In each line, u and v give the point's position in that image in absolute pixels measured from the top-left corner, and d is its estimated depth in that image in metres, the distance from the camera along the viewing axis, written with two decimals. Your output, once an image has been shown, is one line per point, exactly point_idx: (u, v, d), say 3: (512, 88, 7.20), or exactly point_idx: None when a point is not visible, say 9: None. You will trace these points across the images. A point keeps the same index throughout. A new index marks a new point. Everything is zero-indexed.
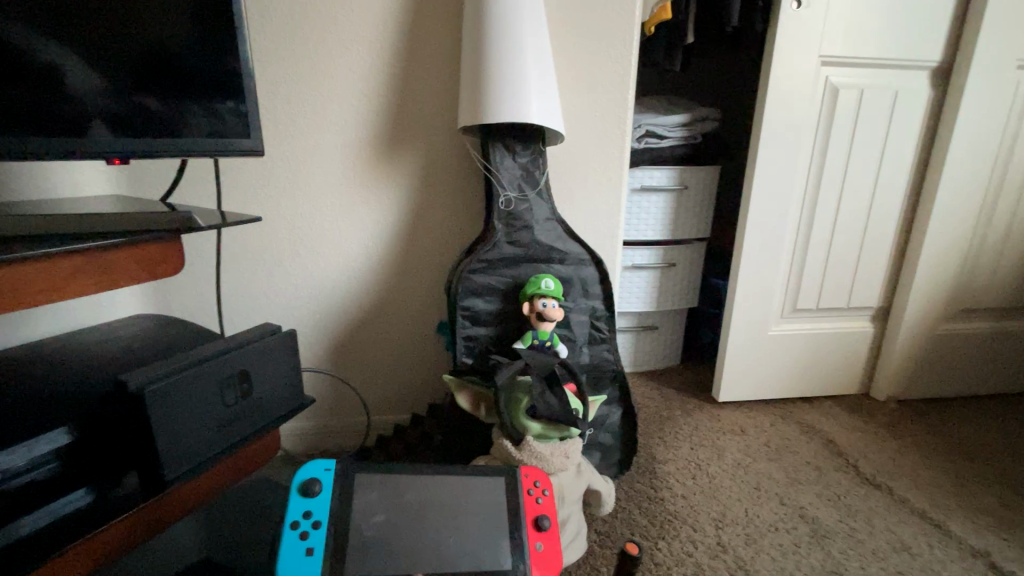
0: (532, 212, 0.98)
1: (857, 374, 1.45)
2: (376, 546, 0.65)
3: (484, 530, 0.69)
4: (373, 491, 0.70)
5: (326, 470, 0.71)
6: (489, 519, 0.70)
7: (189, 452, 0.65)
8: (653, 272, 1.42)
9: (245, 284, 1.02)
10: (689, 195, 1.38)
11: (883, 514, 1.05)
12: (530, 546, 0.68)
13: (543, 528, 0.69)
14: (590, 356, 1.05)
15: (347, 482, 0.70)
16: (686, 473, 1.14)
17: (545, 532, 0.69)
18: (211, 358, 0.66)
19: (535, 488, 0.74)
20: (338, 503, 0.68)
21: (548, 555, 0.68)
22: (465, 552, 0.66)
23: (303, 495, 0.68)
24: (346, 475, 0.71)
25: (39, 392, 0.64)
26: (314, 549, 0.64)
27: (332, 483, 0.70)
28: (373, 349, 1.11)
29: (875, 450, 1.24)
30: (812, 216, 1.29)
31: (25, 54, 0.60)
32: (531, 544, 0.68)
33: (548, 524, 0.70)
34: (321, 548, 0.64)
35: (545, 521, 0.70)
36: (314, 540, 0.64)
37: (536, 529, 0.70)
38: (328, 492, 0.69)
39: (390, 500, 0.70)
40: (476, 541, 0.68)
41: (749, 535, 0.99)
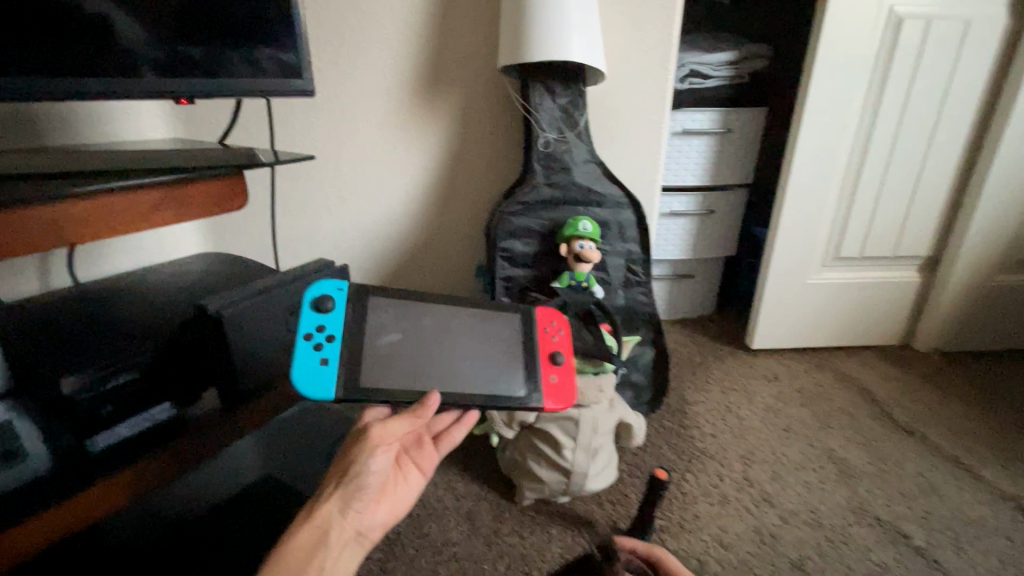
0: (571, 153, 0.98)
1: (899, 324, 1.42)
2: (389, 362, 0.64)
3: (499, 362, 0.69)
4: (388, 316, 0.67)
5: (338, 289, 0.65)
6: (504, 353, 0.70)
7: (258, 370, 0.73)
8: (690, 219, 1.41)
9: (295, 226, 1.08)
10: (733, 139, 1.34)
11: (913, 458, 1.06)
12: (546, 378, 0.70)
13: (558, 362, 0.71)
14: (626, 299, 1.07)
15: (361, 305, 0.66)
16: (716, 413, 1.17)
17: (560, 366, 0.71)
18: (275, 287, 0.72)
19: (549, 328, 0.75)
20: (352, 321, 0.64)
21: (561, 387, 0.69)
22: (481, 379, 0.67)
23: (316, 311, 0.63)
24: (362, 296, 0.66)
25: (130, 318, 0.73)
26: (330, 360, 0.61)
27: (345, 302, 0.65)
28: (414, 288, 1.16)
29: (911, 398, 1.24)
30: (863, 160, 1.24)
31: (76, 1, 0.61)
32: (547, 376, 0.70)
33: (561, 360, 0.72)
34: (336, 359, 0.61)
35: (559, 357, 0.72)
36: (330, 352, 0.61)
37: (551, 363, 0.71)
38: (341, 311, 0.64)
39: (405, 325, 0.68)
40: (492, 369, 0.68)
41: (776, 471, 1.02)
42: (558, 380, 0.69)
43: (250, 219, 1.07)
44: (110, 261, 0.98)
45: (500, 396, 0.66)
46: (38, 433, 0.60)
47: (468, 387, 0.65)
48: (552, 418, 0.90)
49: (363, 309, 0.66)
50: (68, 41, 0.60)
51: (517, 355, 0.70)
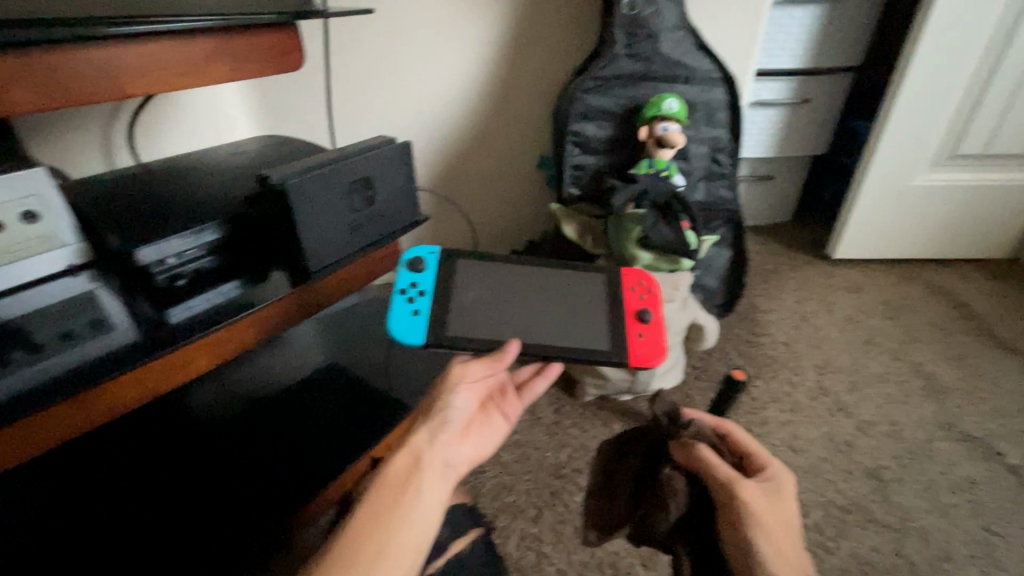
0: (660, 17, 0.84)
1: (1013, 236, 1.25)
2: (473, 316, 0.60)
3: (585, 320, 0.61)
4: (475, 272, 0.63)
5: (431, 253, 0.63)
6: (589, 307, 0.62)
7: (326, 252, 0.70)
8: (782, 109, 1.24)
9: (350, 110, 1.00)
10: (846, 9, 1.13)
11: (1013, 377, 0.97)
12: (631, 335, 0.59)
13: (645, 321, 0.60)
14: (706, 193, 0.97)
15: (451, 264, 0.63)
16: (790, 322, 1.10)
17: (650, 324, 0.60)
18: (338, 160, 0.68)
19: (637, 286, 0.64)
20: (444, 276, 0.62)
21: (649, 348, 0.59)
22: (565, 332, 0.59)
23: (410, 270, 0.62)
24: (452, 258, 0.63)
25: (188, 195, 0.70)
26: (421, 311, 0.60)
27: (437, 263, 0.63)
28: (473, 180, 1.10)
29: (1017, 315, 1.11)
30: (1015, 31, 1.01)
31: None
32: (632, 334, 0.60)
33: (651, 319, 0.61)
34: (428, 311, 0.60)
35: (647, 315, 0.61)
36: (422, 304, 0.60)
37: (637, 321, 0.61)
38: (433, 270, 0.62)
39: (491, 280, 0.63)
40: (576, 328, 0.60)
41: (854, 382, 0.96)
42: (646, 338, 0.59)
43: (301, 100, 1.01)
44: (167, 144, 0.96)
45: (580, 351, 0.58)
46: (120, 300, 0.64)
47: (548, 339, 0.58)
48: None
49: (453, 268, 0.63)
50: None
51: (600, 314, 0.61)
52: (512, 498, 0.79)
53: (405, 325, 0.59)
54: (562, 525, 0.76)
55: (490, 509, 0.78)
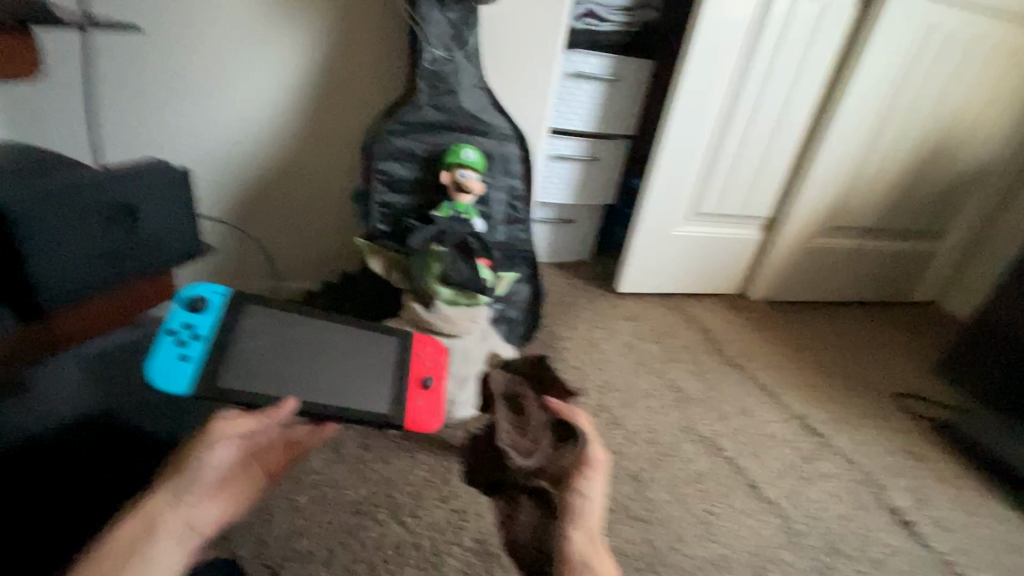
0: (460, 76, 0.94)
1: (740, 276, 1.61)
2: (255, 369, 0.58)
3: (371, 378, 0.63)
4: (267, 321, 0.61)
5: (217, 293, 0.60)
6: (377, 365, 0.65)
7: (71, 284, 0.61)
8: (577, 164, 1.44)
9: (127, 119, 0.92)
10: (621, 88, 1.38)
11: (735, 387, 1.24)
12: (410, 401, 0.64)
13: (427, 385, 0.65)
14: (506, 235, 1.07)
15: (238, 310, 0.60)
16: (581, 349, 1.26)
17: (429, 390, 0.65)
18: (88, 183, 0.61)
19: (423, 351, 0.68)
20: (227, 322, 0.59)
21: (427, 412, 0.64)
22: (350, 391, 0.61)
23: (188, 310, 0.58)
24: (240, 302, 0.61)
25: None
26: (189, 357, 0.56)
27: (222, 305, 0.59)
28: (279, 209, 1.06)
29: (741, 338, 1.43)
30: (729, 123, 1.35)
31: None
32: (412, 400, 0.64)
33: (433, 383, 0.66)
34: (198, 357, 0.56)
35: (429, 380, 0.65)
36: (190, 350, 0.56)
37: (419, 386, 0.65)
38: (216, 313, 0.59)
39: (279, 333, 0.61)
40: (361, 386, 0.62)
41: (626, 398, 1.14)
42: (426, 404, 0.64)
43: (60, 102, 0.89)
44: None
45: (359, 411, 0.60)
46: None
47: (329, 397, 0.59)
48: None
49: (239, 314, 0.60)
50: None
51: (388, 373, 0.64)
52: (304, 543, 0.76)
53: (166, 371, 0.55)
54: (355, 563, 0.75)
55: (278, 558, 0.74)
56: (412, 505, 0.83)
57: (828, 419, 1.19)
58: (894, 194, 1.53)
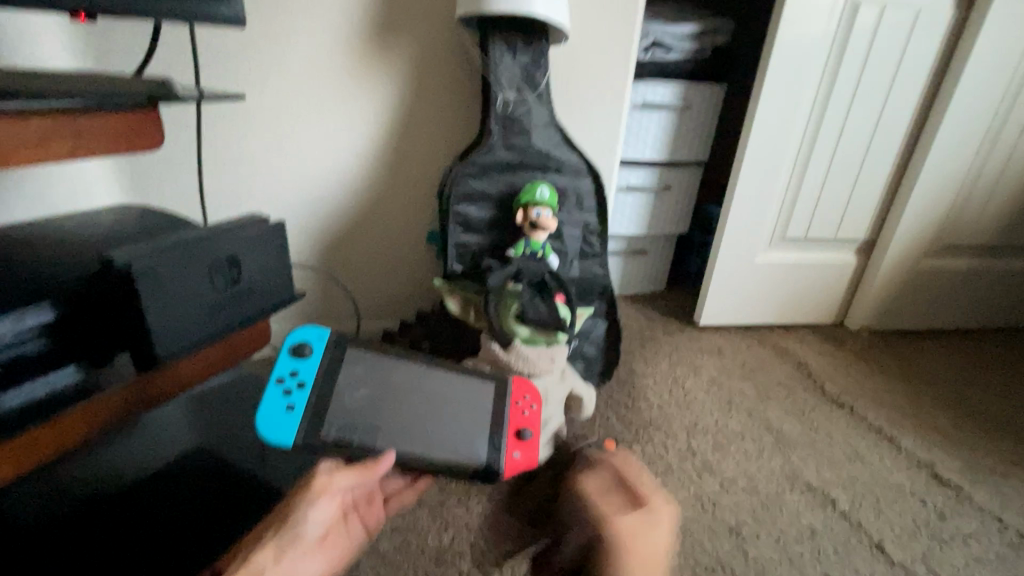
0: (532, 116, 0.95)
1: (835, 304, 1.48)
2: (355, 416, 0.61)
3: (461, 424, 0.64)
4: (361, 366, 0.66)
5: (319, 337, 0.65)
6: (466, 409, 0.66)
7: (183, 333, 0.66)
8: (648, 194, 1.40)
9: (229, 178, 1.00)
10: (692, 115, 1.34)
11: (842, 429, 1.11)
12: (507, 454, 0.63)
13: (524, 438, 0.64)
14: (581, 270, 1.05)
15: (338, 354, 0.65)
16: (663, 386, 1.19)
17: (526, 442, 0.64)
18: (200, 239, 0.65)
19: (522, 401, 0.68)
20: (327, 366, 0.63)
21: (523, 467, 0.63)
22: (442, 437, 0.63)
23: (294, 356, 0.63)
24: (339, 347, 0.65)
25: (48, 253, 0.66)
26: (296, 406, 0.59)
27: (323, 349, 0.64)
28: (361, 253, 1.10)
29: (843, 373, 1.29)
30: (814, 141, 1.26)
31: None
32: (508, 453, 0.63)
33: (530, 436, 0.65)
34: (303, 406, 0.59)
35: (526, 433, 0.65)
36: (296, 399, 0.59)
37: (516, 439, 0.64)
38: (318, 358, 0.63)
39: (375, 377, 0.65)
40: (452, 432, 0.63)
41: (718, 441, 1.05)
42: (522, 458, 0.63)
43: (173, 167, 0.98)
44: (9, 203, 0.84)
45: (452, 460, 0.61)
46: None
47: (424, 447, 0.61)
48: None
49: (341, 355, 0.65)
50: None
51: (476, 417, 0.65)
52: None
53: (275, 420, 0.58)
54: None
55: None
56: (496, 553, 0.80)
57: (962, 467, 1.03)
58: (1016, 206, 1.36)
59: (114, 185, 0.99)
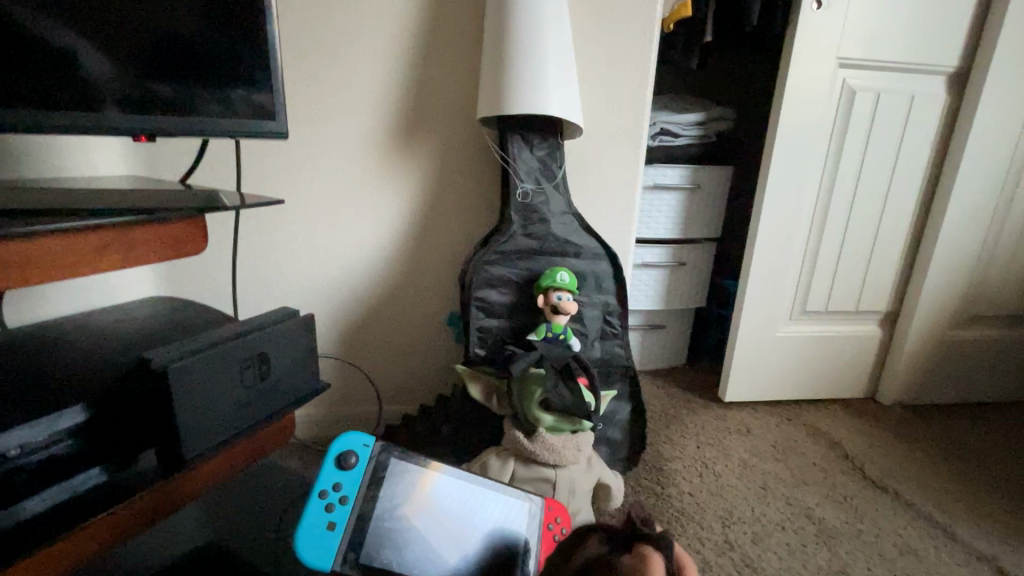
0: (549, 205, 0.99)
1: (864, 377, 1.44)
2: (395, 535, 0.62)
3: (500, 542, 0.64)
4: (405, 479, 0.65)
5: (364, 445, 0.65)
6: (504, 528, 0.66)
7: (209, 433, 0.66)
8: (663, 270, 1.42)
9: (259, 269, 1.04)
10: (702, 195, 1.38)
11: (889, 517, 1.04)
12: None
13: None
14: (602, 351, 1.05)
15: (382, 465, 0.65)
16: (692, 470, 1.14)
17: None
18: (232, 339, 0.67)
19: (553, 524, 0.69)
20: (369, 480, 0.63)
21: None
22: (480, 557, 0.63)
23: (337, 466, 0.63)
24: (384, 455, 0.65)
25: (91, 346, 0.69)
26: (337, 524, 0.59)
27: (368, 459, 0.64)
28: (383, 338, 1.12)
29: (881, 453, 1.23)
30: (825, 218, 1.29)
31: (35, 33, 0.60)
32: None
33: None
34: (344, 525, 0.60)
35: None
36: (338, 517, 0.60)
37: None
38: (361, 471, 0.63)
39: (418, 490, 0.66)
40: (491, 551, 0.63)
41: (756, 533, 0.98)
42: None
43: (208, 261, 1.03)
44: (56, 303, 0.88)
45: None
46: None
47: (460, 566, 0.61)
48: (529, 480, 0.86)
49: (384, 466, 0.65)
50: (42, 81, 0.61)
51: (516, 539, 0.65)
52: None
53: (314, 538, 0.59)
54: None
55: None
56: None
57: None
58: None
59: (151, 278, 1.03)
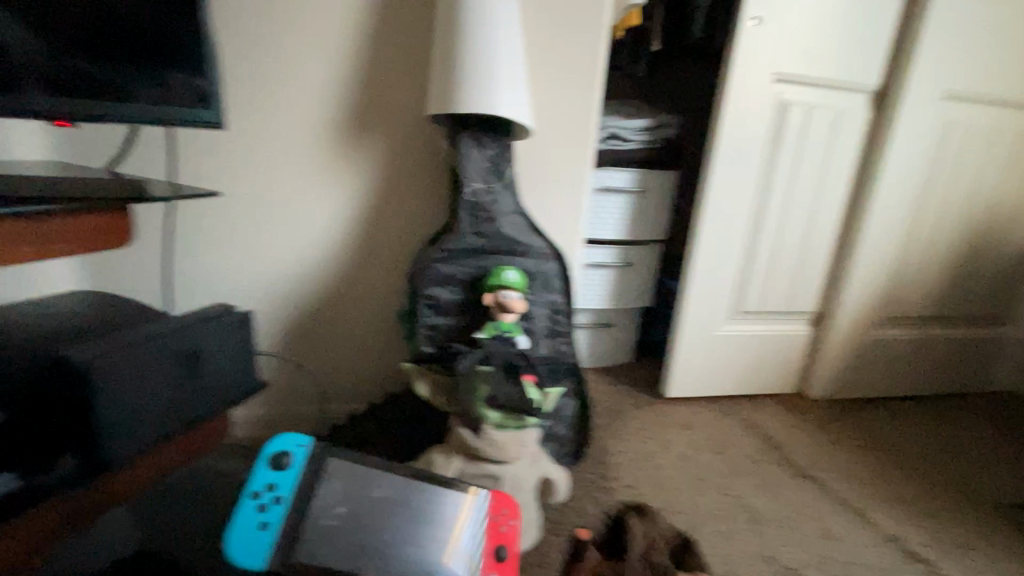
0: (498, 205, 1.00)
1: (794, 373, 1.53)
2: (330, 536, 0.61)
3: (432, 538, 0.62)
4: (344, 478, 0.65)
5: (299, 445, 0.66)
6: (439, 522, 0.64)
7: (132, 433, 0.62)
8: (611, 270, 1.46)
9: (196, 264, 1.00)
10: (649, 198, 1.43)
11: (812, 504, 1.12)
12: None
13: (501, 559, 0.63)
14: (549, 349, 1.07)
15: (321, 464, 0.65)
16: (635, 464, 1.18)
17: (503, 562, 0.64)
18: (160, 336, 0.64)
19: (500, 515, 0.66)
20: (304, 480, 0.64)
21: None
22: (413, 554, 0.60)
23: (273, 467, 0.64)
24: (321, 454, 0.66)
25: (2, 342, 0.64)
26: (268, 524, 0.61)
27: (303, 459, 0.65)
28: (329, 336, 1.09)
29: (807, 444, 1.32)
30: (761, 223, 1.37)
31: None
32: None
33: (506, 554, 0.64)
34: (276, 525, 0.61)
35: (503, 553, 0.64)
36: (271, 516, 0.61)
37: (493, 560, 0.63)
38: (295, 471, 0.64)
39: (355, 489, 0.64)
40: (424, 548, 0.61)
41: (692, 522, 1.03)
42: None
43: (139, 254, 0.98)
44: None
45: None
46: None
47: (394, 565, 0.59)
48: (474, 476, 0.86)
49: (323, 466, 0.65)
50: None
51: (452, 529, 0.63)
52: None
53: (246, 539, 0.60)
54: None
55: None
56: None
57: (930, 540, 1.04)
58: (945, 281, 1.48)
59: (76, 270, 0.97)
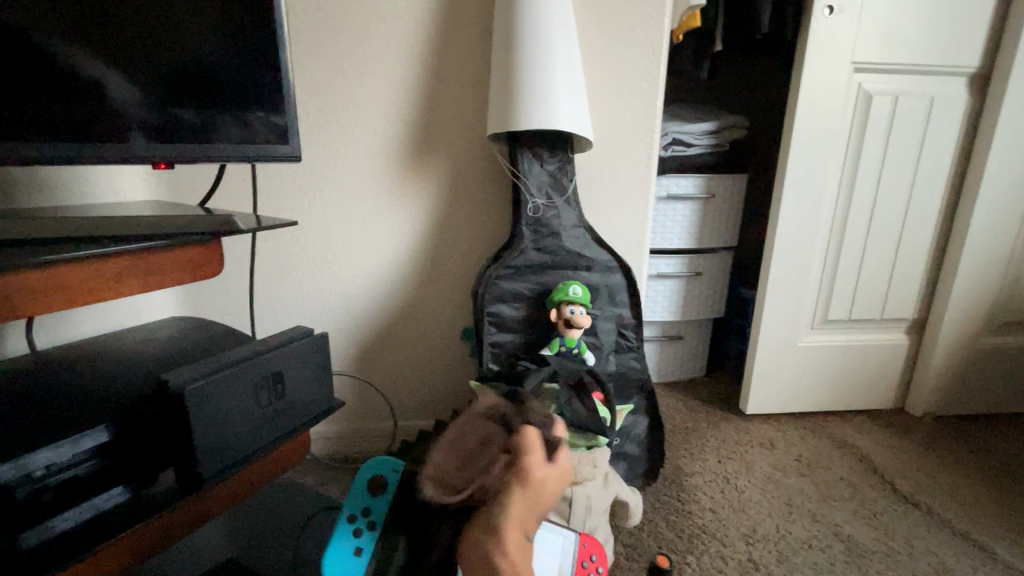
0: (560, 219, 0.99)
1: (891, 387, 1.39)
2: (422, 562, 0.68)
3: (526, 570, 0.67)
4: None
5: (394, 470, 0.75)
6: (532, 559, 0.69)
7: (225, 452, 0.66)
8: (679, 281, 1.40)
9: (275, 289, 1.06)
10: (717, 204, 1.37)
11: (922, 535, 0.99)
12: None
13: None
14: (617, 365, 1.04)
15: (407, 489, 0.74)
16: (713, 486, 1.11)
17: None
18: (246, 359, 0.68)
19: (587, 559, 0.71)
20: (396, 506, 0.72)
21: None
22: None
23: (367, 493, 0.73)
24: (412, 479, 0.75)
25: (113, 367, 0.71)
26: (362, 550, 0.69)
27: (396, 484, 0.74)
28: (398, 354, 1.12)
29: (911, 466, 1.18)
30: (844, 225, 1.26)
31: (75, 69, 0.63)
32: None
33: None
34: (369, 550, 0.69)
35: None
36: (364, 542, 0.69)
37: None
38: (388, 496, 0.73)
39: None
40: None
41: (782, 551, 0.95)
42: None
43: (226, 282, 1.05)
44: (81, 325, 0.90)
45: None
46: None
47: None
48: None
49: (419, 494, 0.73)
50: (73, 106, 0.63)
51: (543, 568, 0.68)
52: None
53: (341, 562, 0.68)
54: None
55: None
56: None
57: None
58: None
59: (173, 299, 1.06)
